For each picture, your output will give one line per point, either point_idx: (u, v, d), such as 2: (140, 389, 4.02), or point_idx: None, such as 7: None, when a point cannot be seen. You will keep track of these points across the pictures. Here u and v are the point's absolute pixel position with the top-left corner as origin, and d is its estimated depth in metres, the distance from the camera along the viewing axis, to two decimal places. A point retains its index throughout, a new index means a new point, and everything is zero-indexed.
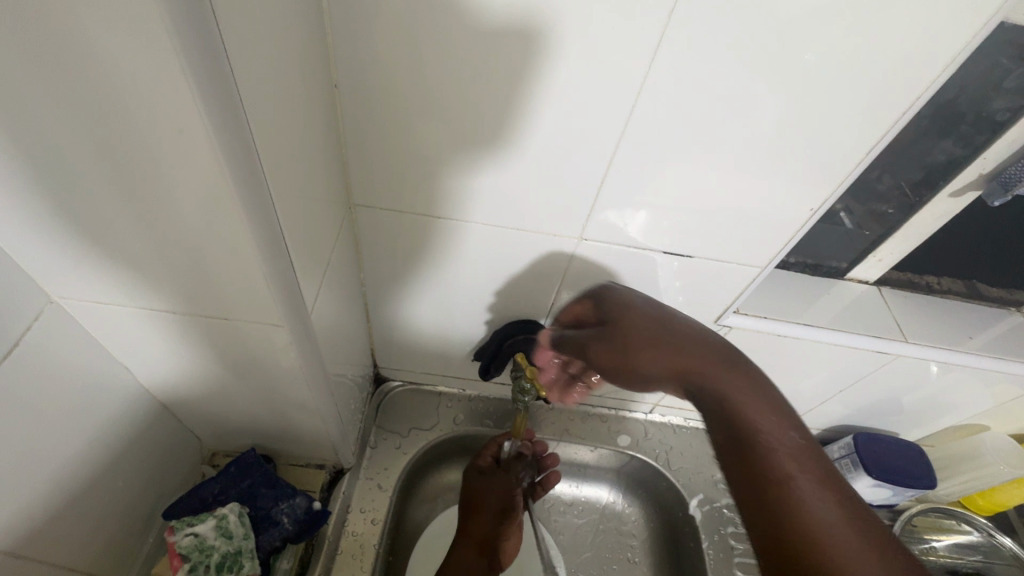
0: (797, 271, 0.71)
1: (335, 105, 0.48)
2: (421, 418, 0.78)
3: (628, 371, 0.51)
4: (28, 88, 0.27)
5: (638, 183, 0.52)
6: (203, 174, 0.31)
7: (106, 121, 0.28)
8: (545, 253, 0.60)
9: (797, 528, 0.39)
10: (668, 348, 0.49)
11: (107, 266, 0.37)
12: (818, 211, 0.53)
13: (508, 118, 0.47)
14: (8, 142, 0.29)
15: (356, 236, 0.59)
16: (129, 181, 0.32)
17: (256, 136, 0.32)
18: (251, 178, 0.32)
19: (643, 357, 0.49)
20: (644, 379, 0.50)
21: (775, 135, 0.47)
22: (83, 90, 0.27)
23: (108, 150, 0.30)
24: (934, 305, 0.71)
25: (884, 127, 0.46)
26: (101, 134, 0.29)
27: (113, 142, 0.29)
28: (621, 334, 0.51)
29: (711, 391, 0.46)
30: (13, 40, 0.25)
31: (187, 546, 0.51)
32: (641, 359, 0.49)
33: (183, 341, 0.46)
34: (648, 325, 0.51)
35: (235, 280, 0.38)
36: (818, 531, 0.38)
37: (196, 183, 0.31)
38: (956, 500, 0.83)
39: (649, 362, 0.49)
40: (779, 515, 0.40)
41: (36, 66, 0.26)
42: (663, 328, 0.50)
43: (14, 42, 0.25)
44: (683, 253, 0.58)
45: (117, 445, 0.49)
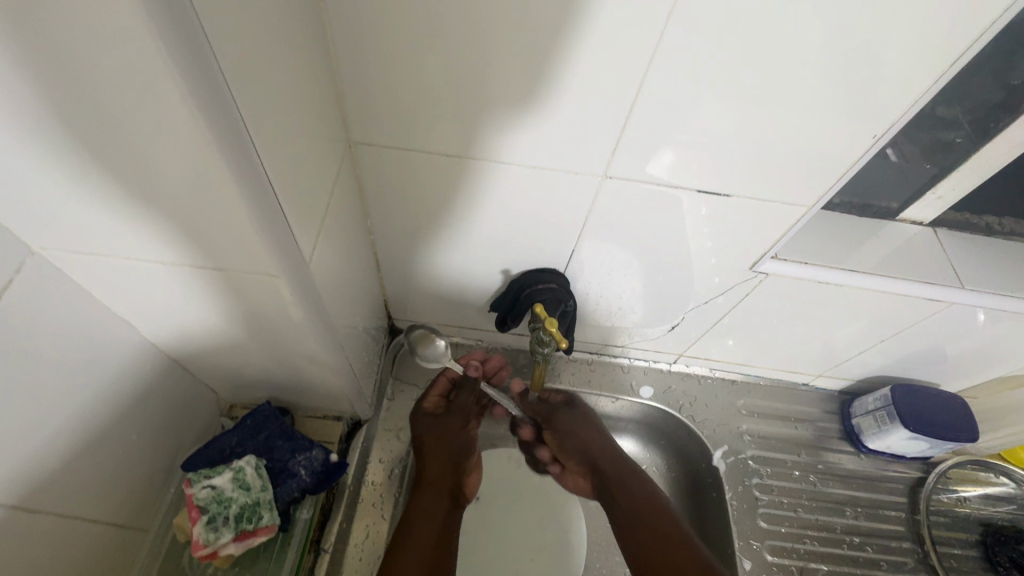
0: (843, 213, 0.65)
1: (322, 25, 0.42)
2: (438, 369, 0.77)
3: (576, 416, 0.75)
4: None
5: (672, 115, 0.46)
6: (161, 96, 0.27)
7: (37, 34, 0.24)
8: (564, 194, 0.54)
9: (642, 483, 0.70)
10: (602, 426, 0.75)
11: (85, 216, 0.35)
12: (882, 138, 0.46)
13: (520, 39, 0.41)
14: None
15: (357, 177, 0.55)
16: (83, 111, 0.28)
17: (217, 46, 0.26)
18: (214, 100, 0.28)
19: (587, 425, 0.74)
20: (589, 421, 0.75)
21: (837, 49, 0.40)
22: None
23: (51, 74, 0.26)
24: (997, 248, 0.64)
25: (974, 31, 0.38)
26: (38, 52, 0.25)
27: (53, 62, 0.25)
28: (582, 413, 0.75)
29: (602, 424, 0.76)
30: None
31: (204, 498, 0.51)
32: (586, 419, 0.75)
33: (181, 294, 0.43)
34: (594, 416, 0.76)
35: (221, 223, 0.35)
36: (653, 488, 0.69)
37: (157, 108, 0.28)
38: (997, 452, 0.79)
39: (590, 414, 0.76)
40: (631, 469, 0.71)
41: None
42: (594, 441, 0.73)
43: None
44: (718, 191, 0.52)
45: (126, 400, 0.49)
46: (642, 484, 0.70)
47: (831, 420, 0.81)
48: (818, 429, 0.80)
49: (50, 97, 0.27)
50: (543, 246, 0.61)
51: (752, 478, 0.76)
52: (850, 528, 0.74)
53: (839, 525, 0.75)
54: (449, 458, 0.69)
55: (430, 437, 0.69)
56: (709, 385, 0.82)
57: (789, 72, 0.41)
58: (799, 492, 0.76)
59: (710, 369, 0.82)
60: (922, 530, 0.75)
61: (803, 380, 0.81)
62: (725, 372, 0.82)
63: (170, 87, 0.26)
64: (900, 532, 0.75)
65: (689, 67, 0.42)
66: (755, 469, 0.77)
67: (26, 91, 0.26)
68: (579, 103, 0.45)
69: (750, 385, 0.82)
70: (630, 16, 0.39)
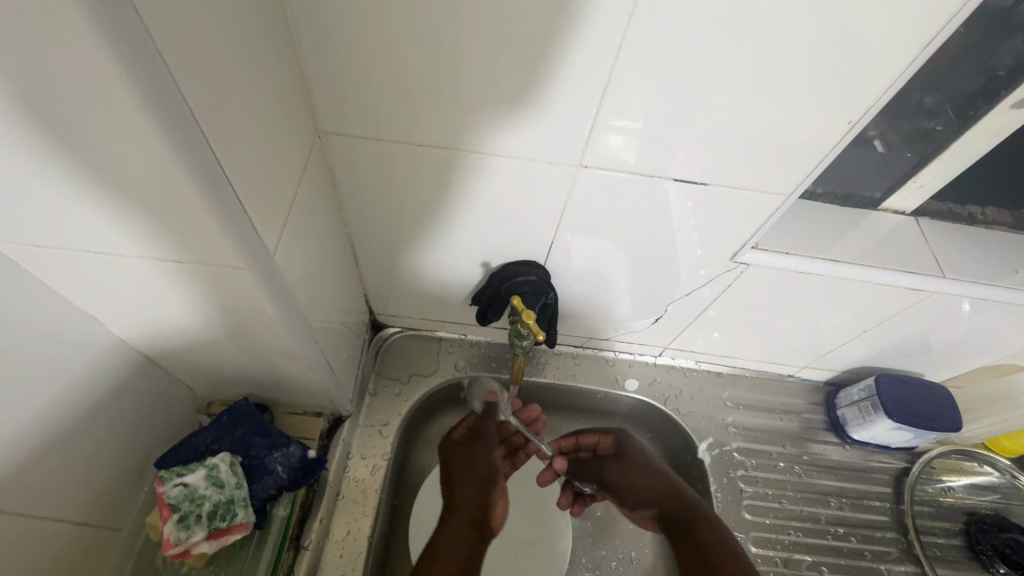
0: (826, 202, 0.64)
1: (285, 10, 0.41)
2: (422, 363, 0.76)
3: (625, 456, 0.76)
4: None
5: (646, 103, 0.45)
6: (98, 75, 0.26)
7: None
8: (542, 186, 0.54)
9: (699, 509, 0.69)
10: (655, 465, 0.74)
11: (39, 209, 0.33)
12: (858, 124, 0.45)
13: (489, 22, 0.40)
14: None
15: (330, 168, 0.54)
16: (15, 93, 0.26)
17: (154, 27, 0.25)
18: (154, 81, 0.26)
19: (639, 463, 0.75)
20: (643, 459, 0.75)
21: (811, 31, 0.39)
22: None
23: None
24: (979, 236, 0.64)
25: (950, 13, 0.37)
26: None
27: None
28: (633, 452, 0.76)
29: (653, 458, 0.75)
30: None
31: (176, 496, 0.50)
32: (636, 457, 0.75)
33: (146, 289, 0.42)
34: (645, 453, 0.76)
35: (179, 216, 0.34)
36: (708, 513, 0.68)
37: (94, 87, 0.26)
38: (981, 442, 0.80)
39: (640, 451, 0.76)
40: (690, 502, 0.70)
41: None
42: (654, 473, 0.74)
43: None
44: (698, 181, 0.52)
45: (94, 398, 0.48)
46: (699, 513, 0.68)
47: (817, 412, 0.81)
48: (804, 420, 0.80)
49: None
50: (523, 239, 0.61)
51: (738, 469, 0.76)
52: (835, 519, 0.74)
53: (824, 516, 0.75)
54: (479, 485, 0.72)
55: (458, 466, 0.73)
56: (695, 377, 0.81)
57: (764, 58, 0.41)
58: (784, 483, 0.76)
59: (695, 362, 0.81)
60: (907, 519, 0.75)
61: (789, 371, 0.81)
62: (711, 364, 0.81)
63: (105, 65, 0.25)
64: (884, 522, 0.75)
65: (661, 52, 0.41)
66: (740, 461, 0.76)
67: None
68: (553, 90, 0.44)
69: (736, 377, 0.82)
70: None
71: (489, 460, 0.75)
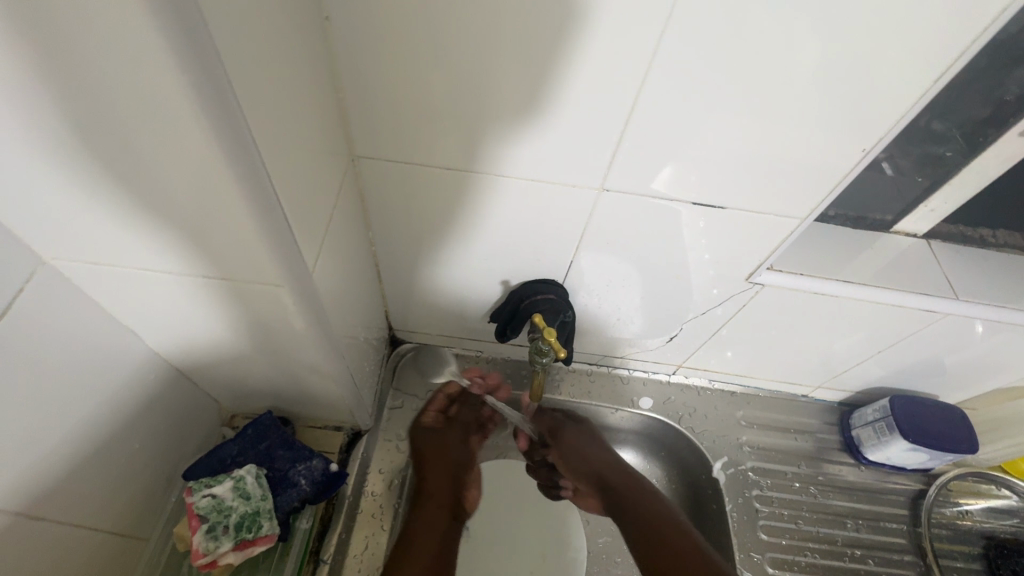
0: (838, 225, 0.66)
1: (329, 41, 0.43)
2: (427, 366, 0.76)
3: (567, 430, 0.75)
4: None
5: (667, 130, 0.47)
6: (172, 106, 0.28)
7: (51, 37, 0.25)
8: (563, 208, 0.56)
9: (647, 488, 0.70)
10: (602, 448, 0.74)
11: (99, 227, 0.35)
12: (871, 151, 0.47)
13: (520, 52, 0.42)
14: None
15: (360, 190, 0.56)
16: (86, 116, 0.28)
17: (231, 74, 0.28)
18: (223, 111, 0.28)
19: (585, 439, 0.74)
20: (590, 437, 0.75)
21: (829, 63, 0.41)
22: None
23: (58, 74, 0.26)
24: (990, 259, 0.65)
25: (957, 52, 0.39)
26: (45, 54, 0.25)
27: (63, 65, 0.26)
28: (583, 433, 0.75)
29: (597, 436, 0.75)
30: None
31: (205, 507, 0.51)
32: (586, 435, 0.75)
33: (186, 303, 0.44)
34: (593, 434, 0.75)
35: (228, 236, 0.36)
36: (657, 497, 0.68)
37: (162, 111, 0.28)
38: (998, 465, 0.79)
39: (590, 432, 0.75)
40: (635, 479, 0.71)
41: None
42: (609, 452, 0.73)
43: None
44: (715, 204, 0.54)
45: (130, 409, 0.49)
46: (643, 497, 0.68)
47: (831, 432, 0.81)
48: (818, 440, 0.80)
49: (64, 108, 0.27)
50: (542, 258, 0.62)
51: (753, 489, 0.76)
52: (852, 541, 0.74)
53: (841, 537, 0.74)
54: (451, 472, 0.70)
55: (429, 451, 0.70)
56: (709, 396, 0.82)
57: (781, 87, 0.43)
58: (800, 504, 0.76)
59: (709, 381, 0.82)
60: (925, 543, 0.74)
61: (803, 391, 0.81)
62: (725, 383, 0.82)
63: (181, 99, 0.27)
64: (901, 544, 0.75)
65: (682, 80, 0.43)
66: (756, 481, 0.76)
67: (34, 92, 0.27)
68: (576, 114, 0.46)
69: (749, 397, 0.82)
70: (623, 30, 0.40)
71: (460, 444, 0.73)
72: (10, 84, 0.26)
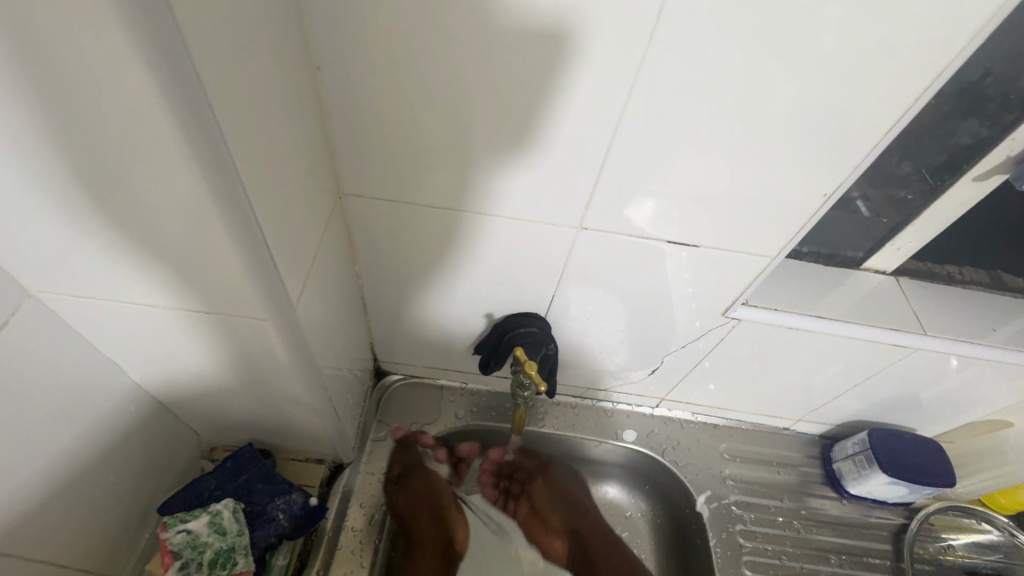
0: (811, 261, 0.68)
1: (321, 89, 0.45)
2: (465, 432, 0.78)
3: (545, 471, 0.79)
4: None
5: (641, 172, 0.49)
6: (164, 151, 0.29)
7: (54, 86, 0.26)
8: (544, 243, 0.57)
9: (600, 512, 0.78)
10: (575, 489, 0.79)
11: (87, 259, 0.36)
12: (833, 195, 0.50)
13: (500, 100, 0.45)
14: None
15: (348, 226, 0.57)
16: (83, 159, 0.30)
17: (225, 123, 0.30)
18: (213, 158, 0.30)
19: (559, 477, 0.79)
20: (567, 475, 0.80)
21: (788, 115, 0.44)
22: (8, 40, 0.24)
23: (55, 119, 0.28)
24: (956, 296, 0.68)
25: (905, 104, 0.42)
26: (47, 102, 0.27)
27: (64, 112, 0.27)
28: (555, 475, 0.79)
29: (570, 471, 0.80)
30: None
31: (179, 543, 0.50)
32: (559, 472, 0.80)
33: (168, 336, 0.44)
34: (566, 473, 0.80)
35: (217, 272, 0.37)
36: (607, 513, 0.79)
37: (148, 152, 0.29)
38: (978, 499, 0.80)
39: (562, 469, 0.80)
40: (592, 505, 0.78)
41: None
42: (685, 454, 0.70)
43: None
44: (689, 242, 0.56)
45: (108, 440, 0.49)
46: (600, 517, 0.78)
47: (813, 465, 0.82)
48: (801, 474, 0.81)
49: (63, 150, 0.29)
50: (525, 291, 0.64)
51: (736, 524, 0.75)
52: None
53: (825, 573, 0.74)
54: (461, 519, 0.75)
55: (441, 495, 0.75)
56: (692, 429, 0.82)
57: (745, 135, 0.46)
58: (783, 538, 0.75)
59: (692, 414, 0.83)
60: None
61: (785, 424, 0.82)
62: (707, 416, 0.83)
63: (173, 145, 0.29)
64: None
65: (653, 128, 0.46)
66: (739, 515, 0.76)
67: (33, 135, 0.28)
68: (555, 157, 0.49)
69: (732, 429, 0.83)
70: (598, 82, 0.43)
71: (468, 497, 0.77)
72: (12, 128, 0.28)
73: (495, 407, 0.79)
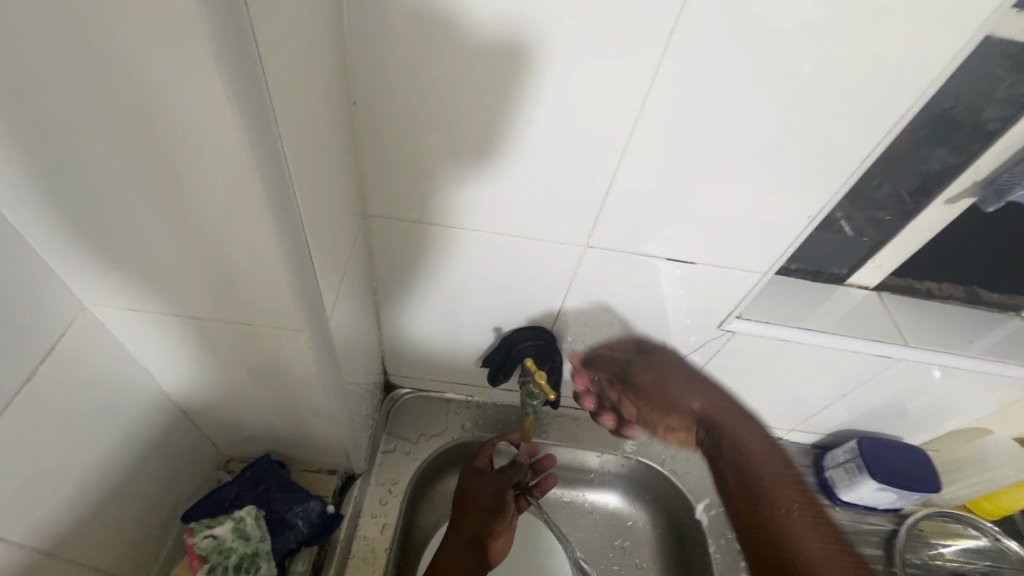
0: (799, 278, 0.72)
1: (352, 120, 0.49)
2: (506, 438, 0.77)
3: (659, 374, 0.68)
4: (81, 119, 0.29)
5: (644, 195, 0.53)
6: (220, 182, 0.32)
7: (133, 126, 0.29)
8: (552, 260, 0.61)
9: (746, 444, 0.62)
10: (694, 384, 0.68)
11: (139, 276, 0.39)
12: (818, 217, 0.54)
13: (516, 132, 0.49)
14: (63, 168, 0.32)
15: (369, 245, 0.61)
16: (148, 188, 0.33)
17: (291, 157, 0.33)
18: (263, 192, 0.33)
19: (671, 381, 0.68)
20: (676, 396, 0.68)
21: (778, 147, 0.48)
22: (104, 88, 0.28)
23: (130, 153, 0.31)
24: (935, 310, 0.72)
25: (878, 138, 0.47)
26: (126, 139, 0.30)
27: (138, 147, 0.30)
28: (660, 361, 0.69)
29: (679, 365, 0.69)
30: (72, 80, 0.27)
31: (206, 548, 0.52)
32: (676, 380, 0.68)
33: (203, 347, 0.47)
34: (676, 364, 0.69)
35: (259, 288, 0.40)
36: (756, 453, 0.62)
37: (207, 182, 0.32)
38: (963, 505, 0.83)
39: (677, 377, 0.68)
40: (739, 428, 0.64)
41: (91, 100, 0.28)
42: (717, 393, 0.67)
43: (73, 81, 0.28)
44: (686, 260, 0.60)
45: (138, 450, 0.51)
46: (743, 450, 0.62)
47: (807, 474, 0.85)
48: None
49: (134, 179, 0.32)
50: (531, 306, 0.67)
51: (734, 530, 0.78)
52: None
53: None
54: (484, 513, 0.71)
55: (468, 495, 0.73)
56: None
57: (739, 164, 0.50)
58: None
59: None
60: None
61: (778, 434, 0.86)
62: None
63: (230, 179, 0.32)
64: None
65: (655, 156, 0.50)
66: None
67: (112, 166, 0.32)
68: (566, 182, 0.53)
69: None
70: (606, 117, 0.47)
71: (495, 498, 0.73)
72: (93, 159, 0.31)
73: (500, 419, 0.82)
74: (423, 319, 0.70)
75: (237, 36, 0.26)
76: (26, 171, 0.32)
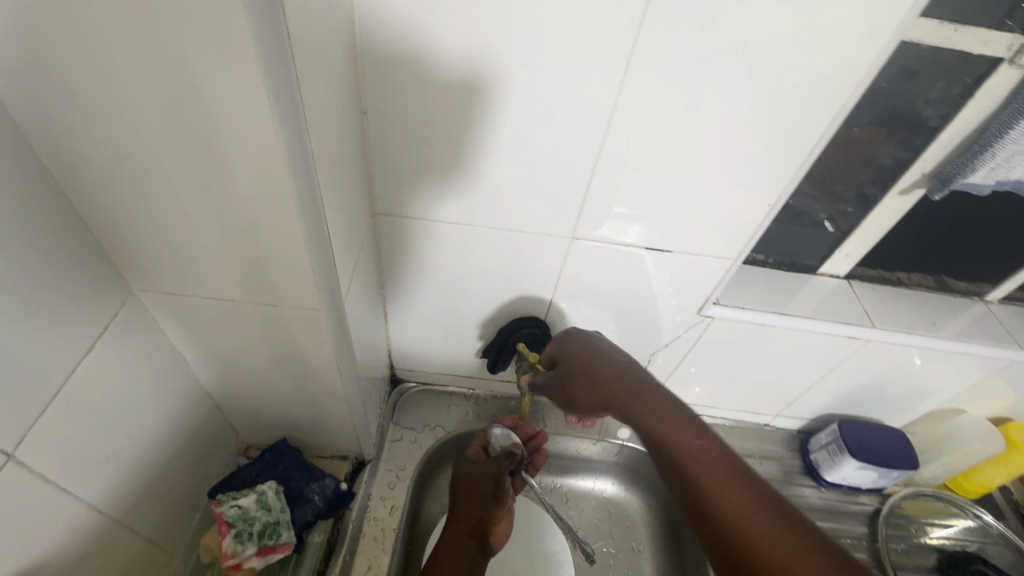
0: (774, 269, 0.78)
1: (362, 128, 0.55)
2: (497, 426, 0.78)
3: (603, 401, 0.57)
4: (141, 127, 0.36)
5: (623, 190, 0.59)
6: (246, 174, 0.38)
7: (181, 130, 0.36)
8: (543, 252, 0.66)
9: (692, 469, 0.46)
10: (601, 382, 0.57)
11: (180, 264, 0.45)
12: (778, 206, 0.60)
13: (503, 134, 0.55)
14: (123, 169, 0.38)
15: (377, 243, 0.66)
16: (192, 183, 0.39)
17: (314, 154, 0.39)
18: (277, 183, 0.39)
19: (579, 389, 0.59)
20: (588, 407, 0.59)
21: (742, 143, 0.54)
22: (160, 100, 0.34)
23: (179, 154, 0.37)
24: (902, 296, 0.77)
25: (822, 130, 0.52)
26: (176, 143, 0.36)
27: (185, 149, 0.37)
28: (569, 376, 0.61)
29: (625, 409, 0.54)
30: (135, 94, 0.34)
31: (232, 516, 0.58)
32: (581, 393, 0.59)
33: (232, 332, 0.53)
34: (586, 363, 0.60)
35: (283, 272, 0.45)
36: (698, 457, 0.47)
37: (242, 177, 0.38)
38: (944, 483, 0.87)
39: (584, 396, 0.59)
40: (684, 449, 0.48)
41: (149, 110, 0.35)
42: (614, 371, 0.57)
43: (135, 95, 0.34)
44: (663, 248, 0.65)
45: (174, 428, 0.57)
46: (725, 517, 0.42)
47: (793, 457, 0.89)
48: (783, 465, 0.88)
49: (182, 176, 0.38)
50: (526, 297, 0.72)
51: None
52: None
53: None
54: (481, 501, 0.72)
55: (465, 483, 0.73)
56: None
57: (706, 159, 0.56)
58: None
59: None
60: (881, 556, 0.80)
61: (766, 420, 0.90)
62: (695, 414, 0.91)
63: (255, 171, 0.38)
64: (862, 559, 0.81)
65: (629, 152, 0.55)
66: None
67: (162, 165, 0.38)
68: (552, 180, 0.58)
69: (718, 426, 0.91)
70: (587, 119, 0.53)
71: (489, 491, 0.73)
72: (150, 161, 0.38)
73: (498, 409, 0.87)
74: (422, 313, 0.76)
75: (269, 52, 0.32)
76: (96, 175, 0.39)
